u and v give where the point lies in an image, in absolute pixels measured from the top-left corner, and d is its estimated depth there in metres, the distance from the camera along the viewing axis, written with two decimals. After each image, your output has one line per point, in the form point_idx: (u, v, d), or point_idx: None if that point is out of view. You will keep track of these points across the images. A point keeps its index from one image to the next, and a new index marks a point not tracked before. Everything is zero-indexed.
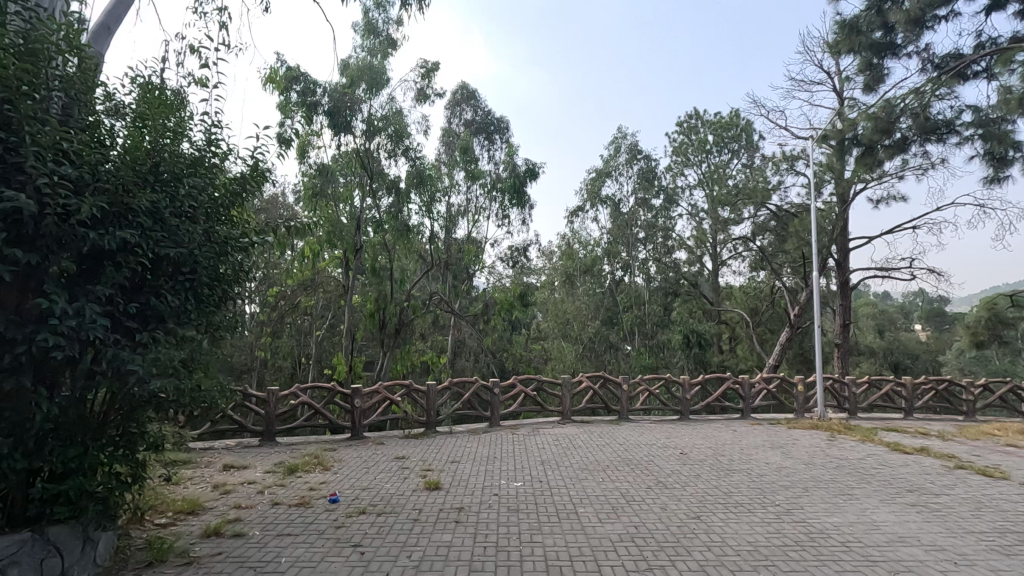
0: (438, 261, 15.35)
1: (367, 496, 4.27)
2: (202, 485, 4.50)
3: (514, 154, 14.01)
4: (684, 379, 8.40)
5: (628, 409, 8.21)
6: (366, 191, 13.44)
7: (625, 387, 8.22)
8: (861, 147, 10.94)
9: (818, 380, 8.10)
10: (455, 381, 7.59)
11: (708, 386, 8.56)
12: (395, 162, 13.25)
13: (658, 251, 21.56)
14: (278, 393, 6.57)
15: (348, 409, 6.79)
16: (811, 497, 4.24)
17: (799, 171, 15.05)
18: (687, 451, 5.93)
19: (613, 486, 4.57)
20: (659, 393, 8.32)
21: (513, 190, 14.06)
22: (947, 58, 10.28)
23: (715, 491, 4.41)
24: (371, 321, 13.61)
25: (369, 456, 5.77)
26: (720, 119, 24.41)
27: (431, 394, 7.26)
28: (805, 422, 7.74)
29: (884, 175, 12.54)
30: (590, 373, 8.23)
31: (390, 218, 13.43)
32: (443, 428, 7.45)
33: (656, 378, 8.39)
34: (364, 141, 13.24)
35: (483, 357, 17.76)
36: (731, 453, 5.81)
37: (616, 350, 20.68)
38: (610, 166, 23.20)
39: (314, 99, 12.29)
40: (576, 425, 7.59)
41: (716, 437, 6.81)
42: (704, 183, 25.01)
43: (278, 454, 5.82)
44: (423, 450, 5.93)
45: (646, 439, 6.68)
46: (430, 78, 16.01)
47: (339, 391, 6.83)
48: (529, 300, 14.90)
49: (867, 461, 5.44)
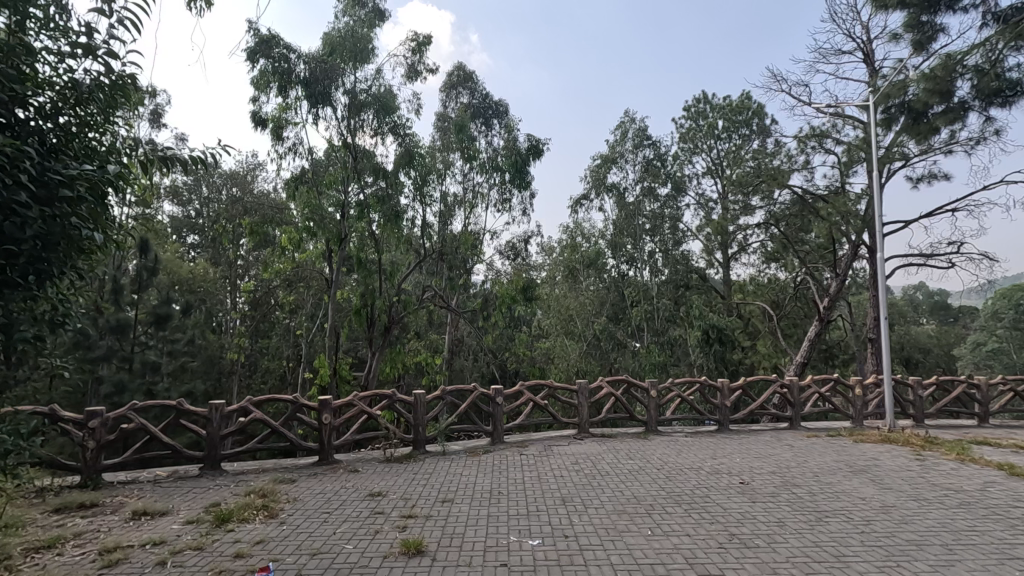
0: (432, 252, 13.92)
1: (313, 570, 2.91)
2: (78, 557, 3.15)
3: (515, 133, 12.62)
4: (723, 383, 7.05)
5: (658, 419, 6.86)
6: (353, 175, 12.09)
7: (654, 393, 6.87)
8: (910, 115, 9.64)
9: (887, 382, 6.76)
10: (448, 389, 6.25)
11: (751, 390, 7.24)
12: (383, 141, 11.86)
13: (666, 243, 20.27)
14: (224, 407, 5.18)
15: (315, 427, 5.42)
16: (970, 565, 2.89)
17: (828, 150, 13.63)
18: (749, 480, 4.56)
19: (670, 545, 3.19)
20: (693, 400, 6.99)
21: (516, 169, 12.57)
22: (1013, 8, 8.93)
23: (821, 554, 3.04)
24: (358, 320, 12.24)
25: (335, 492, 4.43)
26: (732, 103, 23.05)
27: (419, 406, 5.91)
28: (873, 434, 6.41)
29: (930, 149, 11.23)
30: (611, 377, 6.90)
31: (376, 202, 12.04)
32: (436, 446, 6.09)
33: (690, 381, 7.07)
34: (348, 117, 11.88)
35: (483, 356, 16.44)
36: (807, 483, 4.46)
37: (624, 348, 19.30)
38: (616, 153, 21.81)
39: (289, 67, 10.83)
40: (597, 441, 6.25)
41: (773, 456, 5.48)
42: (714, 170, 23.69)
43: (213, 491, 4.45)
44: (405, 485, 4.57)
45: (687, 461, 5.33)
46: (421, 53, 14.65)
47: (303, 405, 5.46)
48: (532, 293, 13.61)
49: (998, 495, 4.09)
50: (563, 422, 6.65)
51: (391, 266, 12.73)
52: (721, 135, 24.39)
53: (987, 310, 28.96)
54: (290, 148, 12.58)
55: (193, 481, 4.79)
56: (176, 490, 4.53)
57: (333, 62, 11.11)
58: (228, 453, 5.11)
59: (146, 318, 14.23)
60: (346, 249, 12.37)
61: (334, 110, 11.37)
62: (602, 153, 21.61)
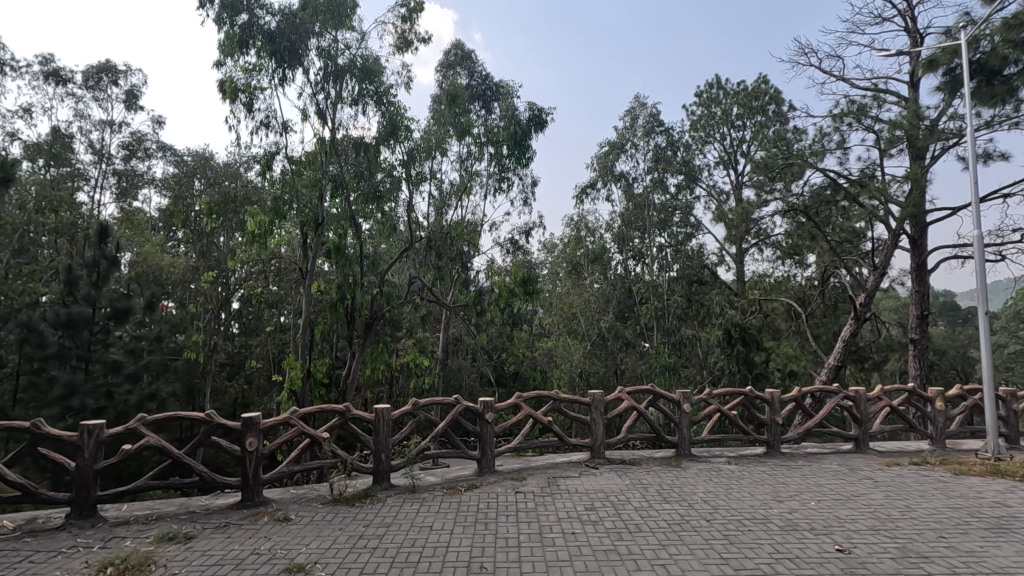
0: (421, 241, 12.34)
1: None
2: None
3: (514, 101, 10.99)
4: (774, 395, 5.60)
5: (690, 441, 5.43)
6: (329, 152, 10.63)
7: (687, 408, 5.42)
8: (980, 77, 8.14)
9: (986, 396, 5.27)
10: (422, 402, 4.80)
11: (807, 403, 5.78)
12: (364, 112, 10.33)
13: (677, 236, 18.83)
14: (103, 430, 3.73)
15: (236, 456, 3.98)
16: None
17: (867, 129, 12.03)
18: (851, 548, 3.11)
19: None
20: (734, 417, 5.52)
21: (513, 142, 10.89)
22: None
23: None
24: (333, 316, 10.61)
25: (238, 563, 2.98)
26: (748, 87, 21.55)
27: (381, 425, 4.46)
28: (974, 465, 4.94)
29: (995, 121, 9.71)
30: (632, 388, 5.44)
31: (353, 178, 10.51)
32: (404, 478, 4.65)
33: (732, 392, 5.63)
34: (324, 87, 10.38)
35: (480, 357, 15.04)
36: (942, 555, 3.01)
37: (632, 348, 17.90)
38: (624, 140, 20.36)
39: (259, 24, 9.41)
40: (616, 472, 4.82)
41: (861, 500, 4.02)
42: (728, 159, 22.21)
43: (60, 562, 3.01)
44: (346, 552, 3.12)
45: (747, 506, 3.87)
46: (413, 21, 13.17)
47: (221, 426, 4.02)
48: (534, 288, 12.16)
49: None
50: (571, 445, 5.20)
51: (374, 255, 11.22)
52: (736, 123, 22.88)
53: (1011, 310, 27.45)
54: (263, 123, 11.15)
55: (46, 538, 3.35)
56: (9, 556, 3.08)
57: (304, 17, 9.61)
58: (108, 494, 3.68)
59: (105, 313, 12.65)
60: (323, 236, 10.96)
61: (305, 74, 9.90)
62: (610, 141, 20.13)
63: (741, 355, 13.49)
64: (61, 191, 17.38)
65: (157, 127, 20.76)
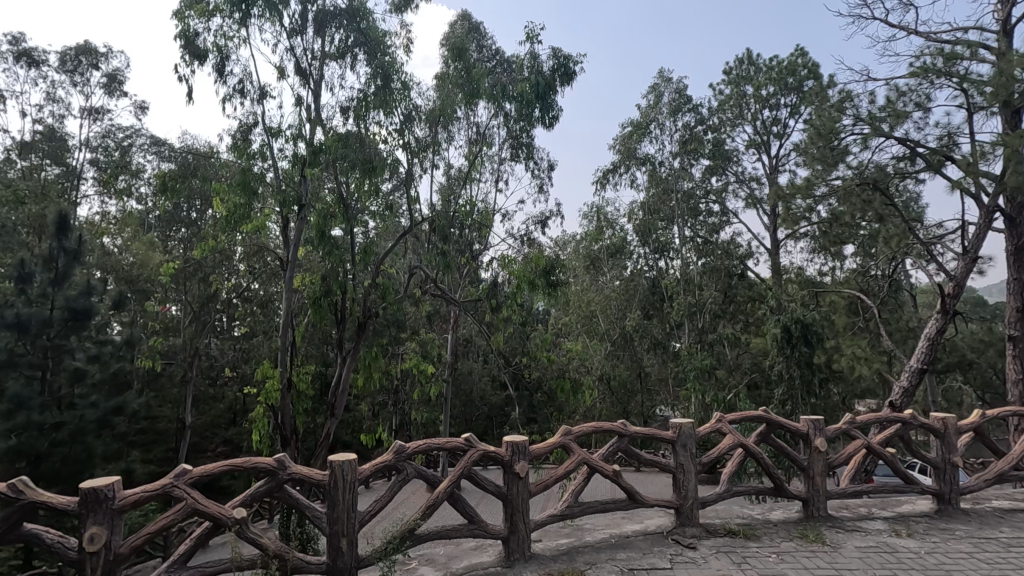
0: (423, 225, 10.42)
1: None
2: None
3: (532, 53, 9.06)
4: (949, 422, 3.70)
5: (826, 495, 3.56)
6: (312, 117, 8.81)
7: (821, 445, 3.55)
8: None
9: None
10: (410, 447, 2.96)
11: (990, 434, 3.90)
12: (352, 66, 8.47)
13: (709, 224, 16.85)
14: None
15: (68, 561, 2.21)
16: None
17: (957, 85, 9.93)
18: None
19: None
20: (888, 457, 3.64)
21: (535, 96, 8.97)
22: None
23: None
24: (316, 315, 8.65)
25: None
26: (785, 60, 19.55)
27: (339, 491, 2.63)
28: None
29: None
30: (735, 415, 3.59)
31: (336, 144, 8.51)
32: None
33: (882, 419, 3.76)
34: (302, 39, 8.55)
35: (493, 360, 13.22)
36: None
37: (663, 348, 15.94)
38: (648, 120, 18.49)
39: None
40: (732, 560, 2.93)
41: None
42: (760, 142, 20.25)
43: None
44: None
45: None
46: None
47: (38, 510, 2.23)
48: (558, 280, 10.30)
49: None
50: (650, 507, 3.33)
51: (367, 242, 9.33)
52: (770, 101, 20.87)
53: None
54: (236, 88, 9.34)
55: None
56: None
57: None
58: None
59: (62, 316, 7.83)
60: (306, 218, 9.07)
61: (279, 19, 8.10)
62: (634, 120, 18.18)
63: (804, 356, 11.37)
64: (31, 181, 15.72)
65: (140, 111, 19.18)
